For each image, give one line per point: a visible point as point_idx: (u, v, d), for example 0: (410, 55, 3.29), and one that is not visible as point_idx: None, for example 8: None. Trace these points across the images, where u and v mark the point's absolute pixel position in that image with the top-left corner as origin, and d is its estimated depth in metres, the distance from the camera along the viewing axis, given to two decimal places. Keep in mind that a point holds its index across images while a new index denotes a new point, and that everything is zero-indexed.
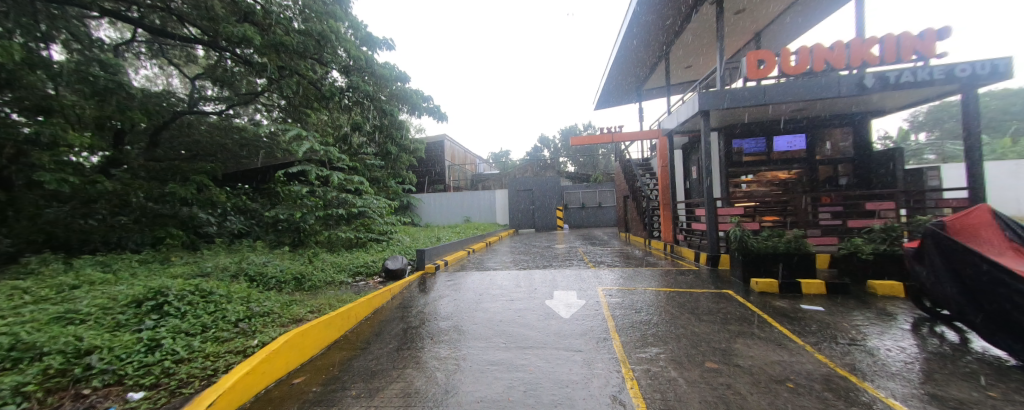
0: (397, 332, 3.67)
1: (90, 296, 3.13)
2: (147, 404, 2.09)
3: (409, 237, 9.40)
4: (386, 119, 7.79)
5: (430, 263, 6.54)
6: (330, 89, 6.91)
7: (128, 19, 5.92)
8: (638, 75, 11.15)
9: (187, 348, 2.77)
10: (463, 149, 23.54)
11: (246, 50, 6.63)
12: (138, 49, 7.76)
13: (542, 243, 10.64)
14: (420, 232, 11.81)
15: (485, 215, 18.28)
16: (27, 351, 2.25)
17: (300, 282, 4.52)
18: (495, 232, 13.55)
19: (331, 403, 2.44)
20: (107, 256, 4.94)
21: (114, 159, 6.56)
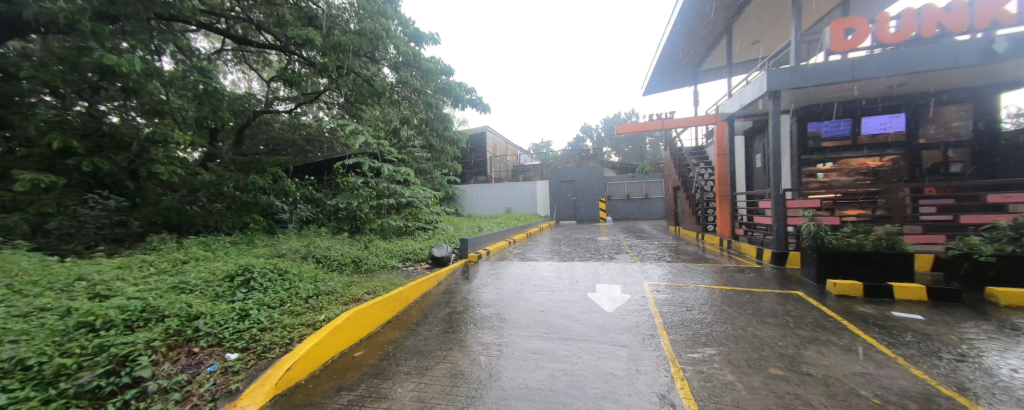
0: (444, 315, 3.89)
1: (196, 269, 3.71)
2: (240, 364, 2.55)
3: (453, 226, 9.77)
4: (430, 112, 8.74)
5: (473, 252, 6.76)
6: (382, 85, 7.47)
7: (218, 30, 6.73)
8: (692, 56, 10.29)
9: (268, 319, 3.17)
10: (504, 140, 23.72)
11: (310, 53, 7.21)
12: (225, 57, 8.89)
13: (583, 236, 10.42)
14: (463, 222, 12.20)
15: (525, 207, 18.37)
16: (154, 313, 2.76)
17: (357, 265, 4.94)
18: (536, 224, 13.54)
19: (386, 377, 2.68)
20: (207, 238, 5.82)
21: (208, 154, 7.60)
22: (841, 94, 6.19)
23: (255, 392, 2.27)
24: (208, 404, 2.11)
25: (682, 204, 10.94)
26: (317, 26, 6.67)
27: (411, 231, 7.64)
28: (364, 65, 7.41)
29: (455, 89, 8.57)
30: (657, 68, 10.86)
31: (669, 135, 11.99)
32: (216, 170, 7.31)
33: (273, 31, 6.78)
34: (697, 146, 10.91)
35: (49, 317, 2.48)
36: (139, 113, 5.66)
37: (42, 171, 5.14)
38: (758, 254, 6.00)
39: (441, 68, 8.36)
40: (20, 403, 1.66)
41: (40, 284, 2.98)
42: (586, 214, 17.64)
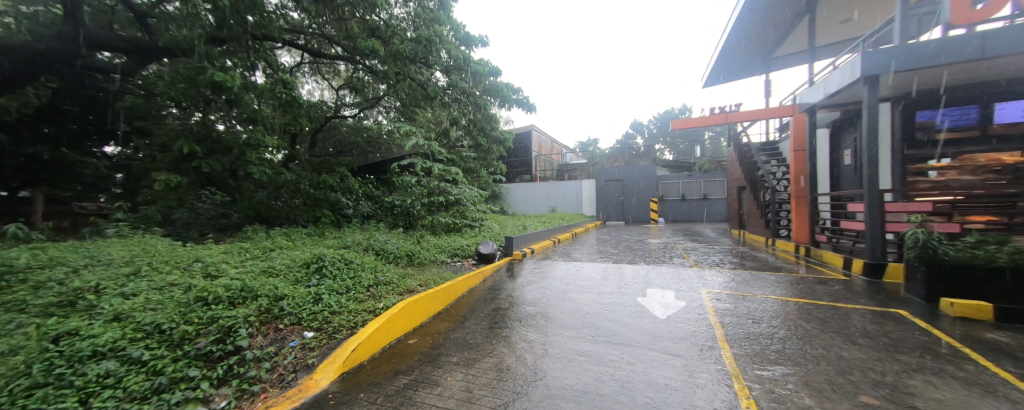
0: (491, 310, 4.00)
1: (280, 256, 4.26)
2: (315, 342, 2.91)
3: (498, 224, 9.99)
4: (478, 113, 9.03)
5: (518, 250, 6.87)
6: (435, 89, 8.00)
7: (301, 45, 7.54)
8: (764, 41, 9.25)
9: (337, 304, 3.54)
10: (550, 139, 23.60)
11: (373, 61, 7.83)
12: (303, 69, 10.04)
13: (631, 237, 9.99)
14: (508, 220, 12.39)
15: (570, 206, 18.08)
16: (250, 292, 3.23)
17: (410, 259, 5.29)
18: (581, 223, 13.26)
19: (436, 365, 2.84)
20: (287, 229, 6.62)
21: (289, 155, 8.68)
22: (961, 76, 5.15)
23: (327, 368, 2.64)
24: (290, 376, 2.52)
25: (749, 206, 9.89)
26: (379, 36, 7.11)
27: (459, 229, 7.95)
28: (418, 71, 8.00)
29: (504, 90, 8.53)
30: (720, 57, 9.97)
31: (733, 131, 10.91)
32: (294, 169, 8.21)
33: (343, 43, 7.45)
34: (768, 142, 9.77)
35: (176, 290, 3.05)
36: (237, 122, 6.60)
37: (168, 172, 6.28)
38: (847, 265, 5.23)
39: (489, 69, 8.53)
40: (161, 358, 2.27)
41: (171, 263, 3.68)
42: (637, 215, 16.86)
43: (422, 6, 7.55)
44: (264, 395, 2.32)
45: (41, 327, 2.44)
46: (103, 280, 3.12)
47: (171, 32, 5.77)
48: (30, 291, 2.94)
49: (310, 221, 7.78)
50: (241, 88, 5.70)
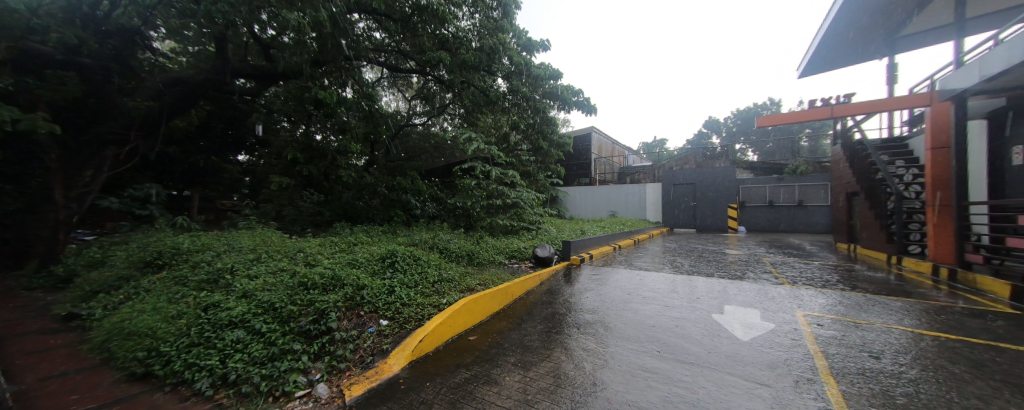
0: (548, 314, 3.97)
1: (361, 250, 4.80)
2: (388, 330, 3.22)
3: (556, 228, 9.92)
4: (537, 116, 9.23)
5: (576, 255, 6.75)
6: (497, 95, 8.31)
7: (381, 62, 8.31)
8: (889, 18, 7.65)
9: (407, 297, 3.84)
10: (610, 141, 22.81)
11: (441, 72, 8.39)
12: (382, 83, 11.25)
13: (701, 247, 9.11)
14: (565, 224, 12.21)
15: (632, 212, 17.19)
16: (339, 280, 3.69)
17: (471, 258, 5.55)
18: (644, 230, 12.49)
19: (494, 363, 2.91)
20: (365, 227, 7.39)
21: (370, 160, 9.73)
22: None
23: (398, 354, 2.88)
24: (368, 358, 2.82)
25: (864, 216, 8.22)
26: (448, 48, 7.54)
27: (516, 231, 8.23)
28: (482, 78, 8.38)
29: (564, 93, 8.60)
30: (823, 42, 8.55)
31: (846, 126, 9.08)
32: (373, 173, 9.12)
33: (416, 57, 8.07)
34: (892, 141, 8.01)
35: (285, 275, 3.64)
36: (329, 132, 7.63)
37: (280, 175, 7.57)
38: (1020, 297, 4.02)
39: (549, 72, 8.60)
40: (274, 332, 2.77)
41: (281, 251, 4.42)
42: (711, 223, 15.26)
43: (486, 16, 7.78)
44: (348, 372, 2.66)
45: (197, 297, 3.20)
46: (235, 263, 3.88)
47: (283, 56, 6.77)
48: (191, 269, 3.86)
49: (384, 219, 8.63)
50: (335, 103, 6.55)
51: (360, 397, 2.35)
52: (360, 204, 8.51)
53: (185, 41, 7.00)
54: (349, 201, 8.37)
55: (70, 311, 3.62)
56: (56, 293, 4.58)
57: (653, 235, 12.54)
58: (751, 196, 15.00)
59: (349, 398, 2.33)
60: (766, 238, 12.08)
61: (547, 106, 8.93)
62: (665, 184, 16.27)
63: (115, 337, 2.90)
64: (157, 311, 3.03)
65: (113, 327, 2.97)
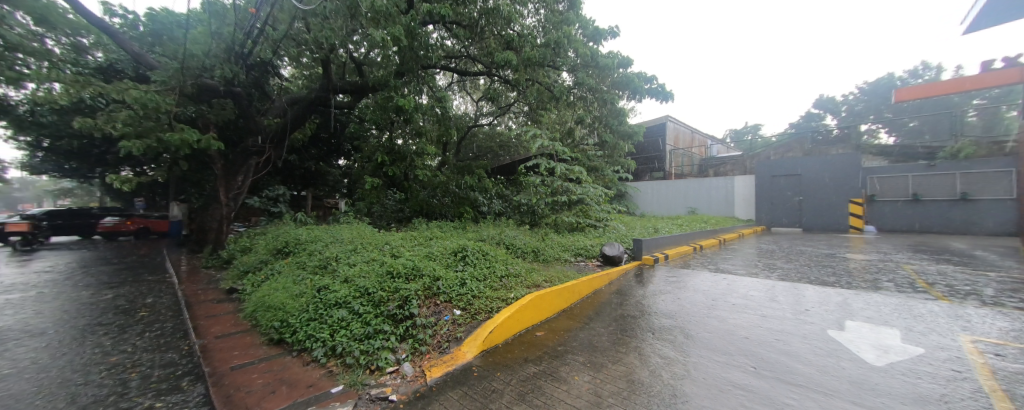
0: (619, 315, 3.78)
1: (436, 244, 5.19)
2: (461, 320, 3.43)
3: (625, 225, 9.44)
4: (604, 108, 8.81)
5: (649, 255, 6.29)
6: (562, 89, 8.14)
7: (452, 68, 8.78)
8: None
9: (478, 289, 4.04)
10: (690, 130, 20.88)
11: (506, 72, 8.51)
12: (452, 87, 12.00)
13: (806, 249, 7.73)
14: (636, 221, 11.49)
15: (715, 208, 15.54)
16: (418, 270, 4.04)
17: (536, 255, 5.61)
18: (732, 229, 11.06)
19: (562, 361, 2.88)
20: (437, 222, 7.96)
21: (442, 161, 10.48)
22: None
23: (471, 343, 3.06)
24: (445, 344, 3.05)
25: None
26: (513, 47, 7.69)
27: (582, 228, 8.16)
28: (546, 74, 8.36)
29: (636, 80, 7.99)
30: None
31: None
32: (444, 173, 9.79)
33: (483, 60, 8.38)
34: None
35: (376, 263, 4.14)
36: (408, 136, 8.53)
37: (370, 176, 8.68)
38: None
39: (618, 60, 8.17)
40: (368, 313, 3.17)
41: (372, 242, 5.04)
42: (820, 222, 12.70)
43: (551, 11, 7.72)
44: (428, 355, 2.92)
45: (313, 280, 3.85)
46: (338, 252, 4.56)
47: (371, 71, 7.70)
48: (308, 255, 4.67)
49: (454, 215, 9.19)
50: (412, 109, 7.17)
51: (439, 379, 2.57)
52: (432, 201, 9.17)
53: (299, 67, 8.45)
54: (423, 199, 9.03)
55: (231, 286, 4.70)
56: (224, 271, 6.02)
57: (744, 234, 11.03)
58: (885, 188, 12.03)
59: (429, 379, 2.56)
60: (908, 240, 9.62)
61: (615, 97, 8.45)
62: (759, 175, 14.10)
63: (258, 309, 3.67)
64: (286, 291, 3.76)
65: (258, 300, 3.76)
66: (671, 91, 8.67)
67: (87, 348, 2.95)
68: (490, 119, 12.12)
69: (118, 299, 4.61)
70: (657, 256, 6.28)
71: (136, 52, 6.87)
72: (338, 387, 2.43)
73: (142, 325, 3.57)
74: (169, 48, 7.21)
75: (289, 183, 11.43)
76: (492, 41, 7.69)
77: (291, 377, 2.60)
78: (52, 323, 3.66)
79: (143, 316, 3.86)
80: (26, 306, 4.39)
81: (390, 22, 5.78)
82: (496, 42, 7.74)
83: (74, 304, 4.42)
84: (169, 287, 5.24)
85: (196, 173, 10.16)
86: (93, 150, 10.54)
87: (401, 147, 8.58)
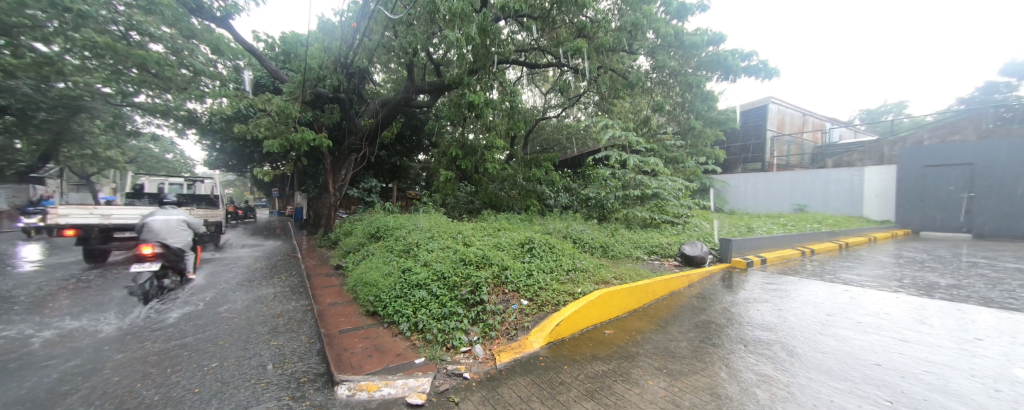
0: (701, 322, 3.41)
1: (504, 236, 5.35)
2: (528, 310, 3.49)
3: (709, 223, 8.53)
4: (688, 92, 7.92)
5: (740, 258, 5.55)
6: (638, 76, 7.62)
7: (523, 61, 8.83)
8: None
9: (545, 281, 4.04)
10: (799, 112, 17.57)
11: (576, 61, 8.26)
12: (522, 81, 12.15)
13: (979, 262, 5.87)
14: (723, 219, 10.23)
15: (832, 205, 13.27)
16: (488, 260, 4.21)
17: (605, 250, 5.40)
18: (857, 231, 9.07)
19: (632, 363, 2.73)
20: (505, 214, 8.17)
21: (510, 154, 10.91)
22: None
23: (538, 333, 3.10)
24: (513, 331, 3.14)
25: None
26: (586, 35, 7.45)
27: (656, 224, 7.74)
28: (621, 60, 7.96)
29: (729, 58, 7.12)
30: None
31: None
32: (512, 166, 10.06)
33: (553, 50, 8.28)
34: None
35: (450, 250, 4.47)
36: (479, 131, 8.92)
37: (445, 170, 9.34)
38: None
39: (707, 37, 7.26)
40: (444, 296, 3.44)
41: (446, 231, 5.45)
42: (998, 229, 9.58)
43: None
44: (497, 340, 3.04)
45: (398, 262, 4.35)
46: (417, 238, 5.04)
47: (447, 71, 8.22)
48: (394, 240, 5.28)
49: (521, 208, 9.34)
50: (482, 104, 7.42)
51: (508, 364, 2.67)
52: (501, 193, 9.49)
53: (388, 72, 9.46)
54: (492, 192, 9.44)
55: (337, 263, 5.61)
56: (333, 250, 7.24)
57: (874, 237, 8.95)
58: None
59: (499, 362, 2.68)
60: None
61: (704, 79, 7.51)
62: (906, 167, 11.16)
63: (356, 284, 4.29)
64: (378, 270, 4.31)
65: (357, 277, 4.41)
66: (775, 67, 7.42)
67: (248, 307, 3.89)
68: (558, 111, 12.08)
69: (266, 270, 5.94)
70: (753, 259, 5.51)
71: (272, 69, 8.46)
72: (420, 359, 2.71)
73: (281, 293, 4.52)
74: (295, 64, 8.77)
75: (379, 177, 13.07)
76: (563, 30, 7.58)
77: (383, 345, 2.98)
78: (228, 287, 4.91)
79: (282, 285, 4.90)
80: (211, 271, 5.95)
81: (465, 22, 6.05)
82: (567, 30, 7.63)
83: (239, 273, 5.82)
84: (296, 262, 6.51)
85: (312, 170, 12.35)
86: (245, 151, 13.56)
87: (472, 141, 9.10)
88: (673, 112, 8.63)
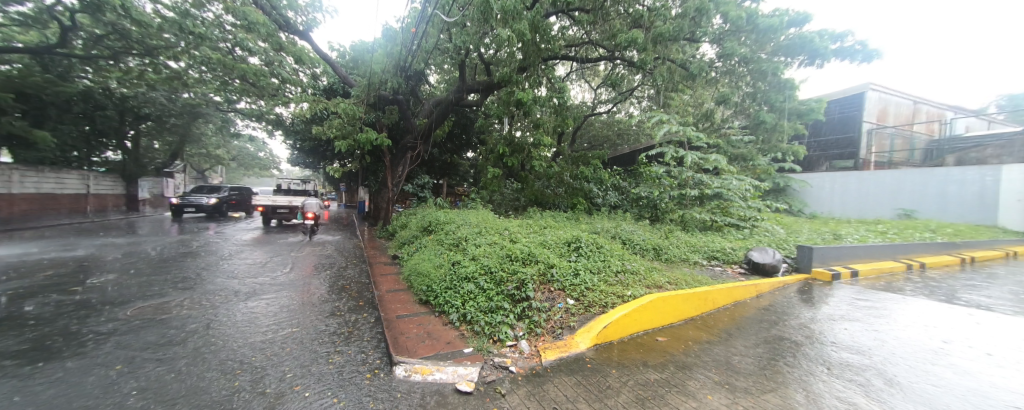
0: (771, 337, 3.05)
1: (550, 234, 5.32)
2: (574, 310, 3.43)
3: (782, 227, 7.62)
4: (761, 82, 7.10)
5: (823, 268, 4.88)
6: (700, 66, 7.08)
7: (573, 56, 8.70)
8: None
9: (592, 281, 3.93)
10: (906, 100, 14.75)
11: (630, 53, 7.91)
12: (572, 76, 11.95)
13: None
14: (801, 224, 9.04)
15: (948, 212, 10.74)
16: (534, 257, 4.21)
17: (658, 253, 5.12)
18: (988, 244, 7.35)
19: (688, 375, 2.53)
20: (551, 213, 8.10)
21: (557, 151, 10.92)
22: None
23: (584, 334, 3.04)
24: (558, 330, 3.11)
25: None
26: (642, 25, 7.11)
27: (717, 226, 7.15)
28: (681, 50, 7.46)
29: (816, 40, 6.21)
30: None
31: None
32: (559, 163, 10.00)
33: (606, 43, 8.02)
34: None
35: (497, 246, 4.56)
36: (526, 129, 8.96)
37: (493, 167, 9.55)
38: None
39: (789, 19, 6.41)
40: (491, 290, 3.52)
41: (493, 227, 5.57)
42: None
43: None
44: (543, 337, 3.03)
45: (449, 255, 4.56)
46: (465, 233, 5.23)
47: (497, 69, 8.37)
48: (445, 234, 5.54)
49: (568, 206, 9.21)
50: (531, 102, 7.37)
51: (553, 362, 2.66)
52: (548, 191, 9.44)
53: (441, 72, 9.89)
54: (538, 189, 9.45)
55: (394, 253, 6.06)
56: (390, 241, 7.83)
57: (1014, 253, 7.20)
58: None
59: (545, 360, 2.67)
60: None
61: (782, 66, 6.63)
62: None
63: (411, 273, 4.60)
64: (430, 262, 4.56)
65: (412, 267, 4.72)
66: (877, 49, 6.29)
67: (321, 291, 4.37)
68: (609, 106, 11.77)
69: (335, 257, 6.63)
70: (841, 271, 4.81)
71: (342, 74, 9.32)
72: (469, 349, 2.81)
73: (348, 278, 5.02)
74: (361, 70, 9.59)
75: (431, 173, 13.81)
76: (618, 20, 7.31)
77: (435, 332, 3.15)
78: (306, 269, 5.59)
79: (349, 271, 5.44)
80: (296, 253, 6.94)
81: (516, 20, 6.10)
82: (621, 21, 7.33)
83: (314, 257, 6.60)
84: (360, 250, 7.16)
85: (373, 167, 13.48)
86: (318, 151, 15.27)
87: (519, 139, 9.14)
88: (740, 104, 7.83)
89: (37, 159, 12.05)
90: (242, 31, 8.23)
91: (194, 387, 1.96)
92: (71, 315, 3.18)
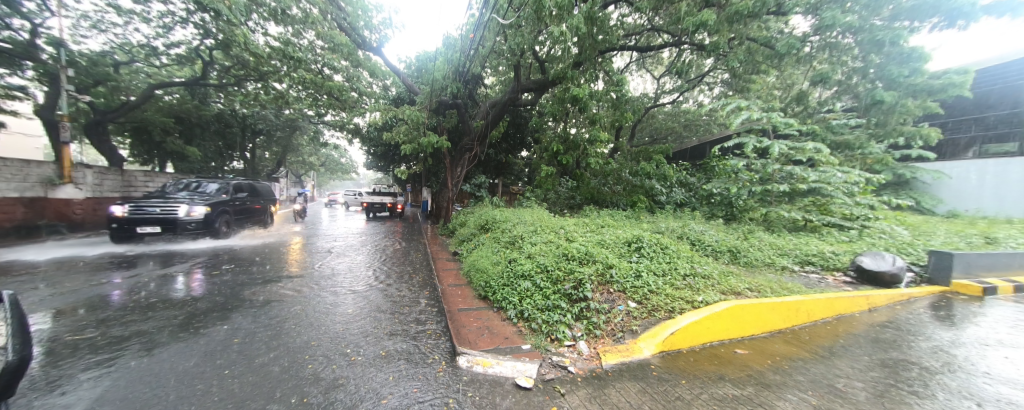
0: (889, 361, 2.53)
1: (608, 233, 5.11)
2: (636, 313, 3.24)
3: (905, 229, 6.25)
4: (874, 54, 5.92)
5: (968, 281, 3.90)
6: (789, 43, 6.20)
7: (634, 46, 8.25)
8: None
9: (656, 284, 3.68)
10: None
11: (700, 36, 7.25)
12: (631, 67, 11.36)
13: None
14: (935, 224, 7.28)
15: None
16: (591, 257, 4.08)
17: (735, 256, 4.60)
18: None
19: (775, 395, 2.21)
20: (610, 211, 7.78)
21: (615, 147, 10.49)
22: None
23: (648, 339, 2.86)
24: (619, 334, 2.96)
25: None
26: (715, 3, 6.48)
27: (812, 227, 6.20)
28: (763, 28, 6.64)
29: None
30: None
31: None
32: (618, 160, 9.62)
33: (671, 28, 7.48)
34: None
35: (553, 245, 4.53)
36: (582, 125, 8.73)
37: (548, 165, 9.52)
38: None
39: None
40: (548, 288, 3.51)
41: (549, 226, 5.53)
42: None
43: None
44: (603, 340, 2.91)
45: (506, 253, 4.68)
46: (519, 232, 5.30)
47: (552, 66, 8.29)
48: (501, 232, 5.69)
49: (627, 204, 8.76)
50: (587, 97, 7.13)
51: (614, 366, 2.55)
52: (606, 189, 9.13)
53: (497, 74, 10.18)
54: (595, 187, 9.18)
55: (455, 250, 6.41)
56: (451, 238, 8.30)
57: None
58: None
59: (605, 363, 2.58)
60: None
61: (906, 33, 5.46)
62: None
63: (470, 269, 4.81)
64: (488, 259, 4.72)
65: (471, 263, 4.94)
66: None
67: (393, 282, 4.81)
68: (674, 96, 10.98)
69: (406, 252, 7.24)
70: (996, 285, 3.81)
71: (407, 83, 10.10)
72: (527, 345, 2.84)
73: (416, 271, 5.46)
74: (424, 78, 10.29)
75: (487, 173, 14.32)
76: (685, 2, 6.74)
77: (493, 327, 3.24)
78: (382, 261, 6.21)
79: (416, 265, 5.88)
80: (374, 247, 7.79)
81: (571, 14, 6.00)
82: (689, 2, 6.75)
83: (385, 251, 7.28)
84: (424, 246, 7.71)
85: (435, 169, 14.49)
86: (387, 155, 16.85)
87: (575, 136, 8.94)
88: (845, 82, 6.65)
89: (189, 169, 15.19)
90: (329, 53, 9.46)
91: (288, 365, 2.24)
92: (210, 294, 3.98)
